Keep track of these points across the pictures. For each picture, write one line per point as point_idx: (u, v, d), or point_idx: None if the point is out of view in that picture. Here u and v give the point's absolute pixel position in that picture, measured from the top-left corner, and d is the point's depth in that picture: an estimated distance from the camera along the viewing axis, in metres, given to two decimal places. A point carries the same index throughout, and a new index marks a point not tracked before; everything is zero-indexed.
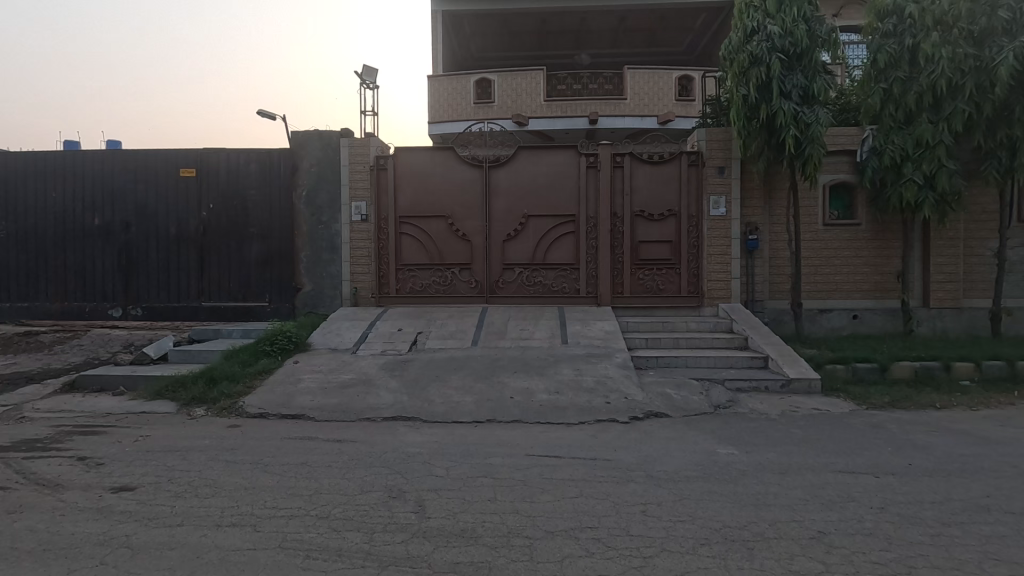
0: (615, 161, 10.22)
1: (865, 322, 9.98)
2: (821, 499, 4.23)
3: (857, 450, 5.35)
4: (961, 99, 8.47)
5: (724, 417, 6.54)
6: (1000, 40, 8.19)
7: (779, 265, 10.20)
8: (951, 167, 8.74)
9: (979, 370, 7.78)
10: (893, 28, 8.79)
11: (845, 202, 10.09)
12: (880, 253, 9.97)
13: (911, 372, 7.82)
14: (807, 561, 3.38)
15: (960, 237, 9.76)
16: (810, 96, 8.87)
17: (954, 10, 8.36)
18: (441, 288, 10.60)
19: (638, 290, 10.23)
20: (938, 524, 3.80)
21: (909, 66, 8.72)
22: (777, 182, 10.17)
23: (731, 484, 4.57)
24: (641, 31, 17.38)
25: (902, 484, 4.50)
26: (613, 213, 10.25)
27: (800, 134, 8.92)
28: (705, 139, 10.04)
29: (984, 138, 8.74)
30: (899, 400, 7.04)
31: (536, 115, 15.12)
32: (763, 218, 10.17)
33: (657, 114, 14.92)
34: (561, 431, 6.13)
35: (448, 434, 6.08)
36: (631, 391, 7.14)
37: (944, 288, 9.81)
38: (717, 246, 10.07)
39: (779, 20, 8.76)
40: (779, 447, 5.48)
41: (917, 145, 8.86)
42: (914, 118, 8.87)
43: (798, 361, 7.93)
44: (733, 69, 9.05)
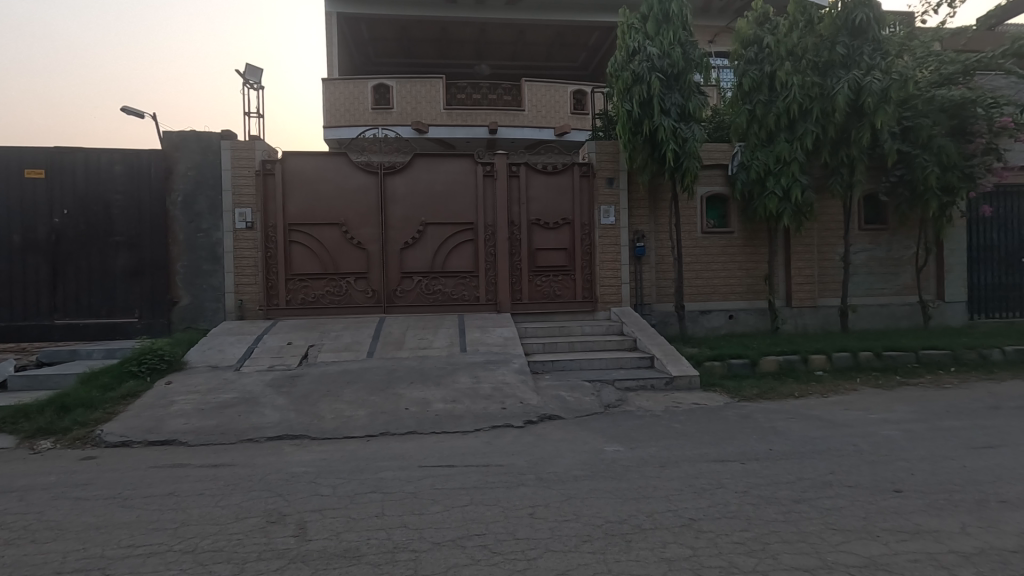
0: (511, 170, 10.41)
1: (739, 322, 10.93)
2: (694, 488, 4.55)
3: (727, 439, 5.83)
4: (811, 122, 9.57)
5: (614, 416, 6.83)
6: (839, 71, 9.36)
7: (664, 270, 10.89)
8: (804, 181, 9.83)
9: (830, 361, 8.80)
10: (754, 55, 9.75)
11: (720, 211, 10.99)
12: (750, 259, 10.95)
13: (776, 366, 8.67)
14: (678, 547, 3.60)
15: (814, 243, 11.00)
16: (688, 113, 9.59)
17: (802, 43, 9.43)
18: (336, 298, 10.19)
19: (536, 296, 10.48)
20: (790, 502, 4.21)
21: (768, 90, 9.72)
22: (662, 193, 10.88)
23: (615, 480, 4.78)
24: (538, 44, 17.87)
25: (764, 467, 4.95)
26: (510, 221, 10.42)
27: (678, 149, 9.61)
28: (595, 151, 10.51)
29: (830, 156, 9.94)
30: (766, 391, 7.78)
31: (436, 123, 15.06)
32: (649, 226, 10.83)
33: (555, 126, 15.38)
34: (457, 440, 6.09)
35: (338, 450, 5.82)
36: (527, 395, 7.27)
37: (804, 289, 10.99)
38: (608, 252, 10.56)
39: (658, 42, 9.38)
40: (661, 441, 5.82)
41: (777, 161, 9.89)
42: (775, 137, 9.90)
43: (680, 360, 8.51)
44: (618, 85, 9.57)
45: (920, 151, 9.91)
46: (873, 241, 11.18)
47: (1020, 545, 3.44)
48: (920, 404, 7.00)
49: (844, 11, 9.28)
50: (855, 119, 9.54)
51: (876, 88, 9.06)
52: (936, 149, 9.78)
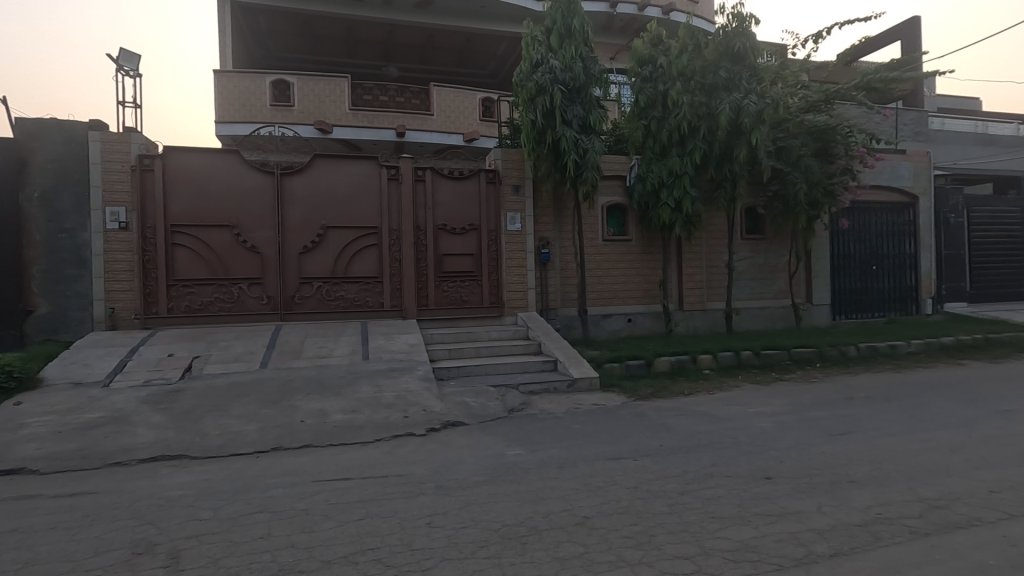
0: (417, 174, 10.27)
1: (638, 325, 11.51)
2: (589, 487, 4.70)
3: (623, 437, 6.10)
4: (699, 138, 10.31)
5: (516, 420, 6.91)
6: (723, 93, 10.17)
7: (569, 276, 11.23)
8: (694, 194, 10.56)
9: (716, 360, 9.51)
10: (649, 74, 10.36)
11: (620, 220, 11.52)
12: (647, 265, 11.58)
13: (669, 366, 9.23)
14: (571, 546, 3.70)
15: (703, 251, 11.85)
16: (588, 125, 9.97)
17: (691, 66, 10.16)
18: (226, 305, 9.49)
19: (443, 302, 10.40)
20: (675, 494, 4.48)
21: (661, 108, 10.36)
22: (566, 202, 11.22)
23: (515, 483, 4.83)
24: (447, 50, 17.82)
25: (654, 463, 5.22)
26: (416, 226, 10.27)
27: (579, 159, 9.97)
28: (501, 158, 10.65)
29: (716, 171, 10.76)
30: (659, 390, 8.24)
31: (341, 124, 14.53)
32: (554, 233, 11.12)
33: (464, 132, 15.38)
34: (355, 451, 5.87)
35: (222, 469, 5.39)
36: (431, 403, 7.18)
37: (694, 293, 11.80)
38: (514, 258, 10.70)
39: (560, 56, 9.70)
40: (561, 443, 5.97)
41: (669, 174, 10.56)
42: (667, 151, 10.57)
43: (581, 362, 8.81)
44: (522, 95, 9.77)
45: (791, 169, 11.01)
46: (753, 249, 12.24)
47: (864, 519, 3.89)
48: (790, 397, 7.74)
49: (726, 39, 10.12)
50: (736, 137, 10.40)
51: (754, 109, 9.94)
52: (803, 167, 10.92)
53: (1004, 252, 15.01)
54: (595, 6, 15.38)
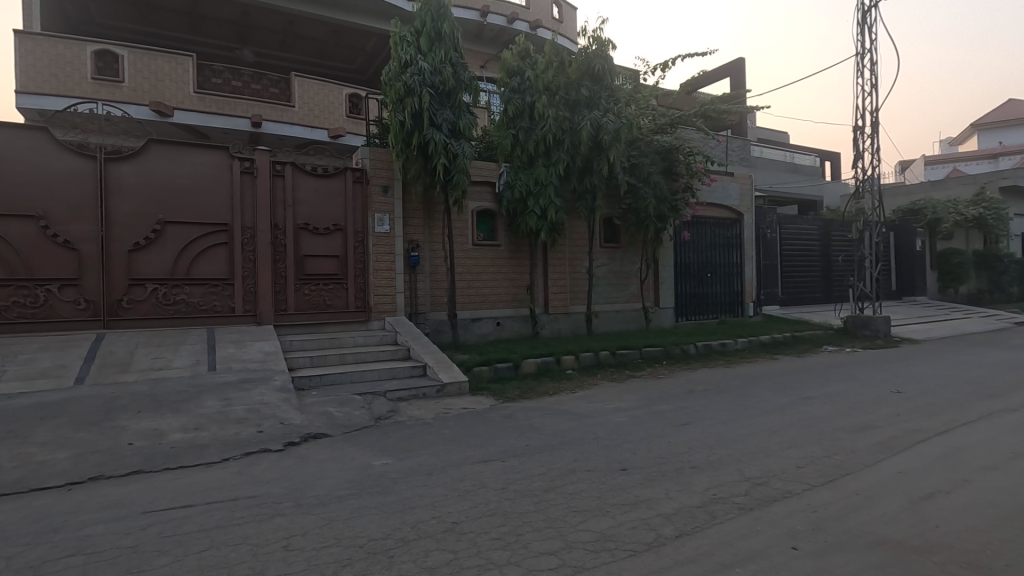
0: (274, 168, 9.52)
1: (506, 328, 11.79)
2: (459, 491, 4.69)
3: (491, 439, 6.19)
4: (563, 151, 10.85)
5: (383, 428, 6.67)
6: (584, 110, 10.82)
7: (438, 280, 11.15)
8: (558, 203, 11.07)
9: (578, 360, 10.07)
10: (517, 85, 10.71)
11: (489, 225, 11.72)
12: (515, 270, 11.90)
13: (535, 367, 9.59)
14: (440, 553, 3.65)
15: (566, 258, 12.51)
16: (458, 130, 10.00)
17: (555, 81, 10.69)
18: (29, 310, 7.98)
19: (303, 306, 9.73)
20: (541, 492, 4.64)
21: (529, 119, 10.75)
22: (436, 206, 11.14)
23: (382, 495, 4.65)
24: (310, 39, 16.80)
25: (521, 463, 5.37)
26: (273, 225, 9.50)
27: (449, 163, 9.94)
28: (369, 157, 10.27)
29: (579, 182, 11.39)
30: (526, 391, 8.52)
31: (183, 107, 12.98)
32: (423, 236, 10.98)
33: (328, 128, 14.57)
34: (198, 474, 5.24)
35: (19, 508, 4.48)
36: (289, 415, 6.68)
37: (558, 297, 12.40)
38: (382, 261, 10.35)
39: (430, 58, 9.63)
40: (429, 449, 5.89)
41: (536, 183, 10.98)
42: (534, 161, 10.98)
43: (450, 367, 8.79)
44: (391, 95, 9.55)
45: (642, 184, 12.05)
46: (610, 256, 13.19)
47: (703, 500, 4.35)
48: (641, 393, 8.43)
49: (586, 59, 10.81)
50: (596, 152, 11.13)
51: (611, 128, 10.72)
52: (653, 184, 12.01)
53: (806, 263, 17.86)
54: (465, 13, 15.52)
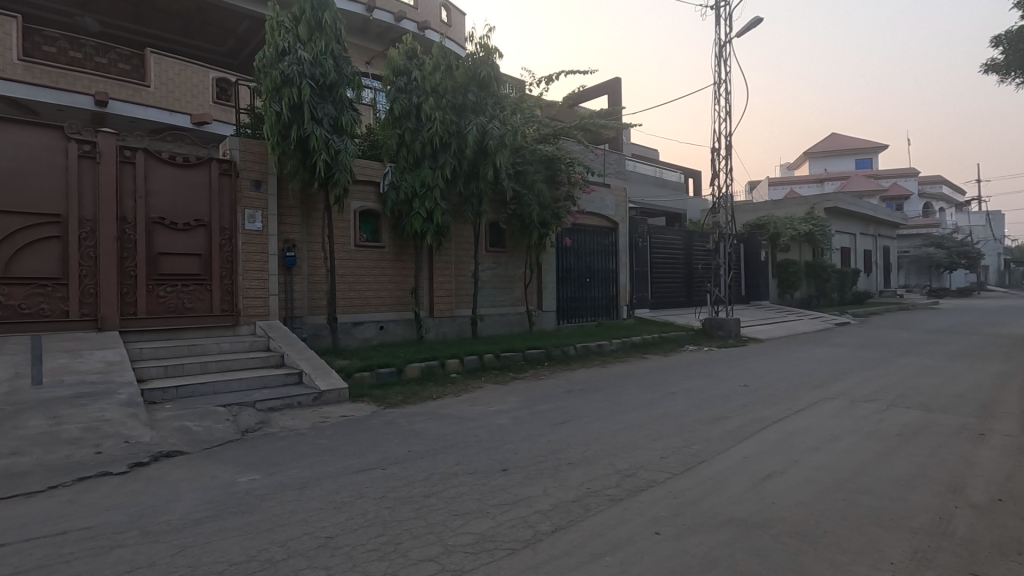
0: (123, 154, 8.44)
1: (389, 332, 11.49)
2: (334, 504, 4.46)
3: (371, 447, 5.98)
4: (449, 154, 10.83)
5: (251, 442, 6.18)
6: (471, 114, 10.89)
7: (317, 282, 10.57)
8: (444, 206, 10.99)
9: (462, 363, 10.10)
10: (404, 85, 10.55)
11: (373, 226, 11.37)
12: (400, 272, 11.65)
13: (419, 371, 9.44)
14: (311, 572, 3.44)
15: (452, 261, 12.50)
16: (340, 126, 9.56)
17: (443, 84, 10.66)
18: None
19: (157, 310, 8.72)
20: (422, 498, 4.57)
21: (415, 119, 10.61)
22: (315, 203, 10.57)
23: (247, 514, 4.29)
24: (171, 13, 15.16)
25: (401, 470, 5.25)
26: (120, 217, 8.41)
27: (330, 160, 9.49)
28: (239, 148, 9.49)
29: (465, 186, 11.41)
30: (410, 396, 8.36)
31: (5, 76, 11.07)
32: (300, 236, 10.35)
33: (191, 113, 13.23)
34: (15, 507, 4.46)
35: None
36: (136, 432, 5.93)
37: (443, 301, 12.34)
38: (253, 261, 9.58)
39: (310, 49, 9.13)
40: (303, 461, 5.54)
41: (422, 185, 10.84)
42: (420, 162, 10.84)
43: (329, 373, 8.37)
44: (265, 83, 8.92)
45: (527, 191, 12.40)
46: (495, 261, 13.42)
47: (578, 495, 4.56)
48: (523, 394, 8.63)
49: (473, 65, 10.89)
50: (482, 157, 11.24)
51: (497, 134, 10.89)
52: (536, 191, 12.41)
53: (672, 270, 19.52)
54: (350, 6, 14.96)
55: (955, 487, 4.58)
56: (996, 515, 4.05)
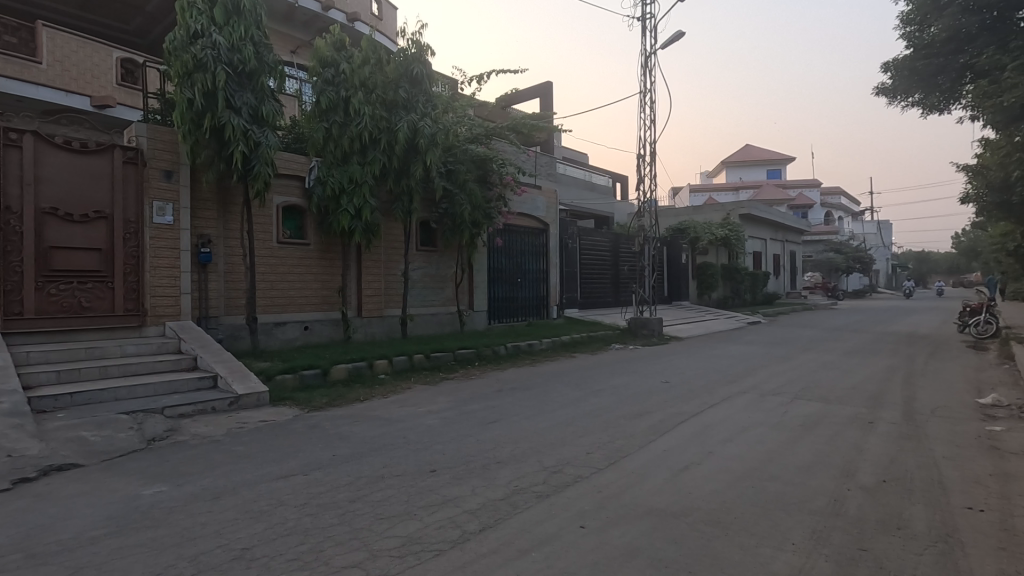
0: (7, 137, 7.61)
1: (314, 333, 11.07)
2: (251, 513, 4.24)
3: (293, 453, 5.74)
4: (378, 150, 10.56)
5: (158, 451, 5.75)
6: (401, 111, 10.67)
7: (235, 280, 9.99)
8: (373, 203, 10.71)
9: (391, 364, 9.89)
10: (330, 77, 10.21)
11: (297, 222, 10.91)
12: (326, 271, 11.25)
13: (345, 373, 9.15)
14: None
15: (381, 259, 12.23)
16: (261, 116, 9.07)
17: (372, 78, 10.38)
18: None
19: (48, 309, 7.92)
20: (346, 503, 4.44)
21: (343, 113, 10.29)
22: (234, 197, 10.00)
23: (153, 528, 3.99)
24: None
25: (324, 475, 5.07)
26: (4, 207, 7.57)
27: (249, 152, 9.00)
28: (146, 135, 8.79)
29: (395, 183, 11.17)
30: (335, 398, 8.09)
31: None
32: (217, 231, 9.75)
33: (91, 94, 12.13)
34: None
35: None
36: (22, 445, 5.36)
37: (372, 300, 12.04)
38: (163, 257, 8.90)
39: (227, 33, 8.62)
40: (217, 470, 5.22)
41: (349, 181, 10.51)
42: (348, 158, 10.51)
43: (247, 377, 7.94)
44: (176, 67, 8.35)
45: (458, 191, 12.33)
46: (426, 260, 13.28)
47: (506, 493, 4.60)
48: (453, 395, 8.59)
49: (404, 61, 10.68)
50: (413, 155, 11.04)
51: (428, 132, 10.72)
52: (468, 191, 12.36)
53: (600, 271, 20.09)
54: None
55: (848, 471, 5.02)
56: (881, 495, 4.49)
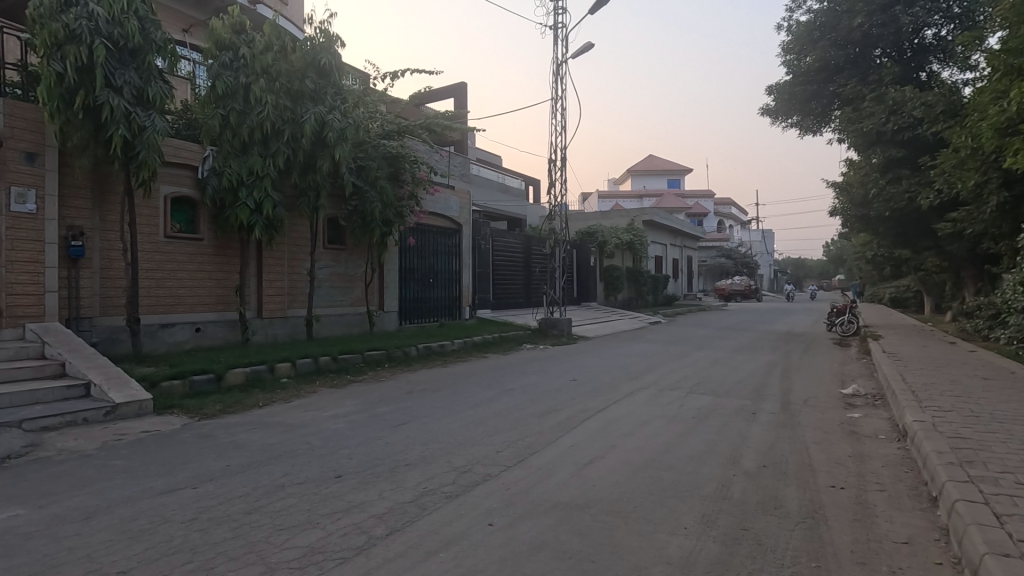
0: None
1: (208, 335, 10.30)
2: (130, 533, 3.86)
3: (181, 464, 5.30)
4: (282, 142, 9.98)
5: (15, 470, 5.07)
6: (308, 103, 10.15)
7: (113, 277, 9.05)
8: (275, 198, 10.11)
9: (294, 368, 9.40)
10: (228, 61, 9.55)
11: (188, 215, 10.12)
12: (222, 268, 10.50)
13: (243, 377, 8.59)
14: None
15: (284, 257, 11.61)
16: (145, 98, 8.27)
17: (275, 66, 9.81)
18: None
19: None
20: (241, 515, 4.17)
21: (242, 101, 9.66)
22: (113, 186, 9.06)
23: (7, 557, 3.52)
24: None
25: (217, 487, 4.73)
26: None
27: (132, 136, 8.17)
28: (3, 111, 7.74)
29: (300, 178, 10.63)
30: (230, 405, 7.55)
31: None
32: (92, 222, 8.78)
33: None
34: None
35: None
36: None
37: (274, 300, 11.39)
38: (23, 251, 7.87)
39: (106, 4, 7.78)
40: (89, 488, 4.71)
41: (249, 173, 9.86)
42: (248, 149, 9.87)
43: (127, 384, 7.21)
44: (41, 36, 7.42)
45: (369, 188, 11.98)
46: (333, 258, 12.81)
47: (414, 495, 4.54)
48: (361, 397, 8.34)
49: (312, 50, 10.19)
50: (320, 149, 10.56)
51: (337, 126, 10.28)
52: (379, 188, 12.03)
53: (512, 272, 20.37)
54: None
55: (734, 459, 5.47)
56: (761, 479, 4.93)
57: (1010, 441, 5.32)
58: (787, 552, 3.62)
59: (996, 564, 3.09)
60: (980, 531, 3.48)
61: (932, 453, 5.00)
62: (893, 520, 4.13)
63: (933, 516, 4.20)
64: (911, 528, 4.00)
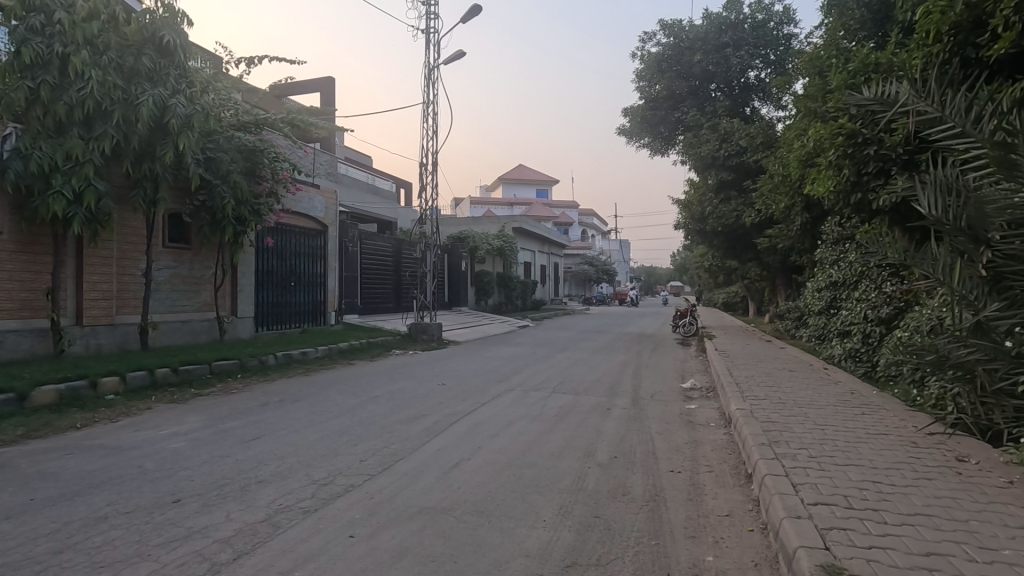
0: None
1: (7, 346, 8.67)
2: None
3: None
4: (111, 125, 8.71)
5: None
6: (144, 83, 8.96)
7: None
8: (100, 187, 8.79)
9: (123, 382, 8.26)
10: (38, 25, 8.19)
11: None
12: (27, 268, 8.95)
13: (55, 396, 7.36)
14: None
15: (113, 256, 10.18)
16: None
17: (103, 37, 8.60)
18: None
19: None
20: (49, 556, 3.58)
21: (58, 73, 8.32)
22: None
23: None
24: None
25: (17, 525, 4.01)
26: None
27: None
28: None
29: (133, 167, 9.37)
30: (36, 429, 6.41)
31: None
32: None
33: None
34: None
35: None
36: None
37: (98, 306, 9.92)
38: None
39: None
40: None
41: (66, 157, 8.47)
42: (65, 129, 8.49)
43: None
44: None
45: (219, 182, 10.88)
46: (175, 259, 11.53)
47: (266, 514, 4.23)
48: (207, 412, 7.57)
49: (150, 24, 9.05)
50: (160, 136, 9.39)
51: (181, 112, 9.20)
52: (232, 183, 10.94)
53: (381, 276, 19.82)
54: None
55: (589, 452, 5.89)
56: (612, 469, 5.36)
57: (806, 423, 6.37)
58: (632, 533, 3.99)
59: (791, 525, 3.69)
60: (782, 499, 4.13)
61: (748, 437, 5.81)
62: (718, 496, 4.73)
63: (748, 490, 4.89)
64: (732, 501, 4.61)
